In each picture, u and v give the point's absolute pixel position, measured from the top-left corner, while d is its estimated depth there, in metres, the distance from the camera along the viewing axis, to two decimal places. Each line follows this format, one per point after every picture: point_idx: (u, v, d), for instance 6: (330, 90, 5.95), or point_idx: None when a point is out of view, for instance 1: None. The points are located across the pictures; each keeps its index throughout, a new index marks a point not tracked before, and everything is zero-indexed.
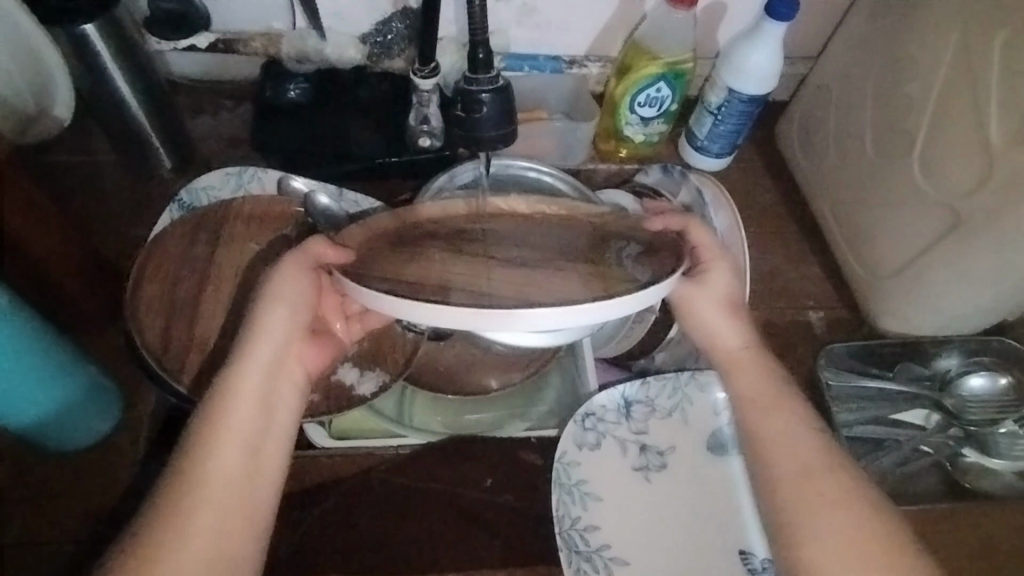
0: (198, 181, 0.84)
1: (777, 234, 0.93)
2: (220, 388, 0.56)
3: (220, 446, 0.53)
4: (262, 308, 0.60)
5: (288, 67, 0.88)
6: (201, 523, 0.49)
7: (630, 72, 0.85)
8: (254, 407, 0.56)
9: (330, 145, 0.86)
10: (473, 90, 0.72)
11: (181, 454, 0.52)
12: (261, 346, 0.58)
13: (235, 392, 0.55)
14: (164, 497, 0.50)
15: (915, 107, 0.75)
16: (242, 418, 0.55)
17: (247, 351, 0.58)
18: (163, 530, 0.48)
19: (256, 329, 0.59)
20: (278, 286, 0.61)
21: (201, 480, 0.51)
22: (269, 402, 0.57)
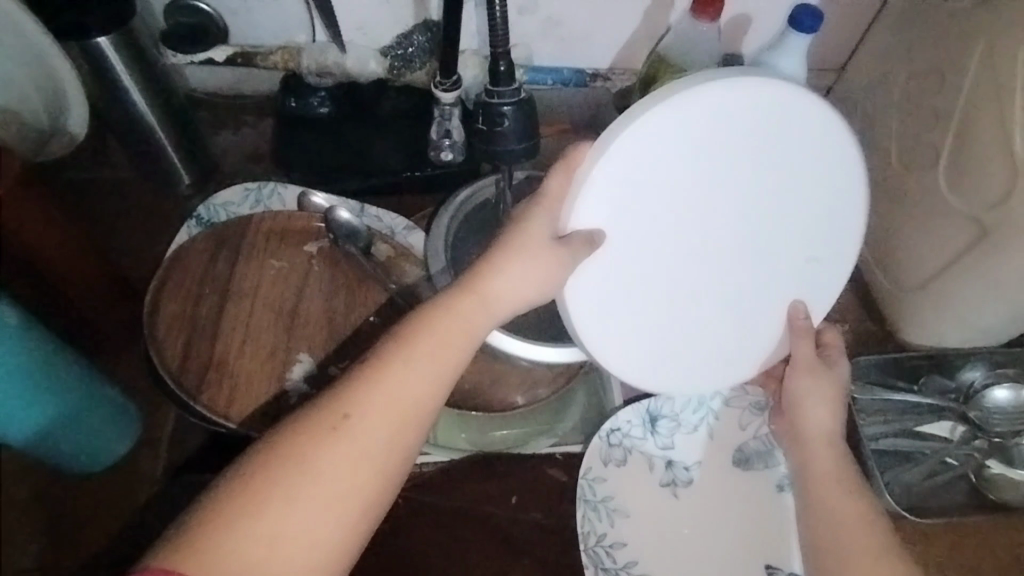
0: (217, 198, 0.83)
1: None
2: (407, 344, 0.57)
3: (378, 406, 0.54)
4: (484, 286, 0.60)
5: (309, 83, 0.86)
6: (331, 462, 0.51)
7: (653, 85, 0.85)
8: (424, 390, 0.56)
9: (354, 160, 0.85)
10: (493, 102, 0.71)
11: (345, 389, 0.54)
12: (463, 330, 0.59)
13: (406, 376, 0.55)
14: (311, 419, 0.53)
15: (940, 120, 0.75)
16: (409, 390, 0.55)
17: (450, 322, 0.59)
18: (299, 449, 0.51)
19: (466, 305, 0.59)
20: (530, 270, 0.59)
21: (351, 426, 0.53)
22: (435, 385, 0.56)
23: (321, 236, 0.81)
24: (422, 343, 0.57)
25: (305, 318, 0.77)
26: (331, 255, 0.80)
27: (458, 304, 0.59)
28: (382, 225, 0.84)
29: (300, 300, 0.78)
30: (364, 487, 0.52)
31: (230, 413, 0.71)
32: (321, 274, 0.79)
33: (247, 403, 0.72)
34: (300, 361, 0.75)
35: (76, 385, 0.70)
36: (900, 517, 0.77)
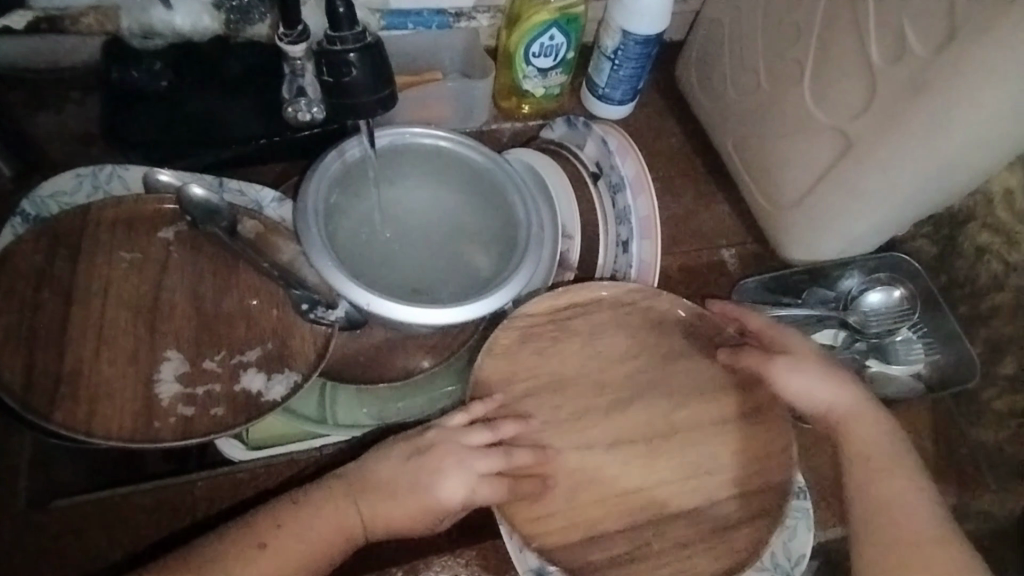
0: (43, 187, 0.72)
1: (684, 177, 0.93)
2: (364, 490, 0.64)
3: (264, 531, 0.61)
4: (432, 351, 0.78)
5: (134, 46, 0.77)
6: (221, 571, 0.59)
7: (520, 20, 0.82)
8: (342, 512, 0.63)
9: (197, 131, 0.77)
10: (336, 49, 0.59)
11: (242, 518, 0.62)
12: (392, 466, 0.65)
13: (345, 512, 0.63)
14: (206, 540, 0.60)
15: (801, 35, 0.75)
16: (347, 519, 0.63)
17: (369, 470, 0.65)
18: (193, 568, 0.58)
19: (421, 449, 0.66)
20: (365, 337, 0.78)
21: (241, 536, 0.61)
22: (351, 510, 0.63)
23: (176, 218, 0.74)
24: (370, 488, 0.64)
25: (164, 310, 0.70)
26: (190, 239, 0.74)
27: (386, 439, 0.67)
28: (246, 200, 0.78)
29: (161, 291, 0.71)
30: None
31: (91, 427, 0.65)
32: (180, 263, 0.73)
33: (109, 413, 0.65)
34: (168, 358, 0.69)
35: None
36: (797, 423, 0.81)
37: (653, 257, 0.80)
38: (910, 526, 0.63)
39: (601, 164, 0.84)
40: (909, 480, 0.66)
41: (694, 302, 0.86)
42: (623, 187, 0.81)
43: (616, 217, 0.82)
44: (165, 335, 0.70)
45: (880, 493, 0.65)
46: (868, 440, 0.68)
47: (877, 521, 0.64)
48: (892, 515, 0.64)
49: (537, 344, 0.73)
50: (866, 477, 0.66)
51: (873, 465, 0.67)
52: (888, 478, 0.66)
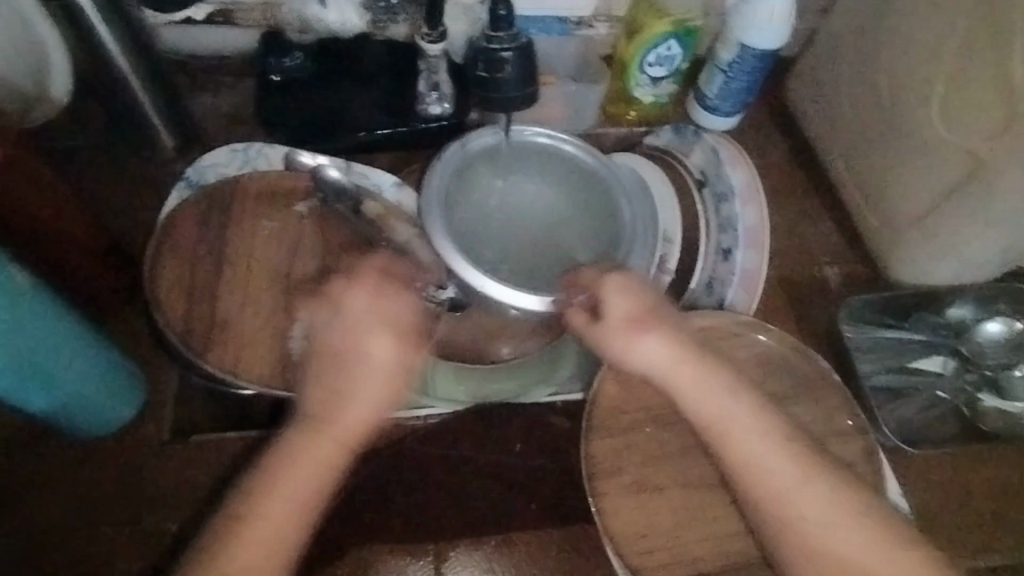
0: (204, 158, 0.82)
1: (790, 190, 0.93)
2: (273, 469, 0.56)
3: (276, 491, 0.55)
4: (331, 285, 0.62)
5: (290, 39, 0.86)
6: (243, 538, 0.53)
7: (641, 30, 0.84)
8: (321, 448, 0.57)
9: (337, 117, 0.86)
10: (493, 47, 0.66)
11: (248, 490, 0.55)
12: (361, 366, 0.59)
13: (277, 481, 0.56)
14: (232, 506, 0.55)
15: (935, 56, 0.73)
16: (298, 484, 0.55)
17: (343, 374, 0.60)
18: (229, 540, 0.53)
19: (340, 363, 0.60)
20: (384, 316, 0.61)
21: (262, 498, 0.55)
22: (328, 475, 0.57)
23: (310, 194, 0.80)
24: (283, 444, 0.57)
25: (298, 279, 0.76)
26: (319, 214, 0.79)
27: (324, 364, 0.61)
28: (368, 182, 0.83)
29: (294, 261, 0.77)
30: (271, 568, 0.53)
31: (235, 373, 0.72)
32: (311, 238, 0.78)
33: (245, 365, 0.72)
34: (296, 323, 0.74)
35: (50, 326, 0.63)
36: (899, 447, 0.79)
37: (756, 265, 0.82)
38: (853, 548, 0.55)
39: (707, 173, 0.86)
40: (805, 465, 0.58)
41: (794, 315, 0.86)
42: (731, 196, 0.83)
43: (719, 225, 0.84)
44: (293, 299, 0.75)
45: (809, 512, 0.56)
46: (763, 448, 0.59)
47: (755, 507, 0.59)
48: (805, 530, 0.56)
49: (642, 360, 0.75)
50: (762, 474, 0.59)
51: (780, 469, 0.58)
52: (781, 469, 0.58)
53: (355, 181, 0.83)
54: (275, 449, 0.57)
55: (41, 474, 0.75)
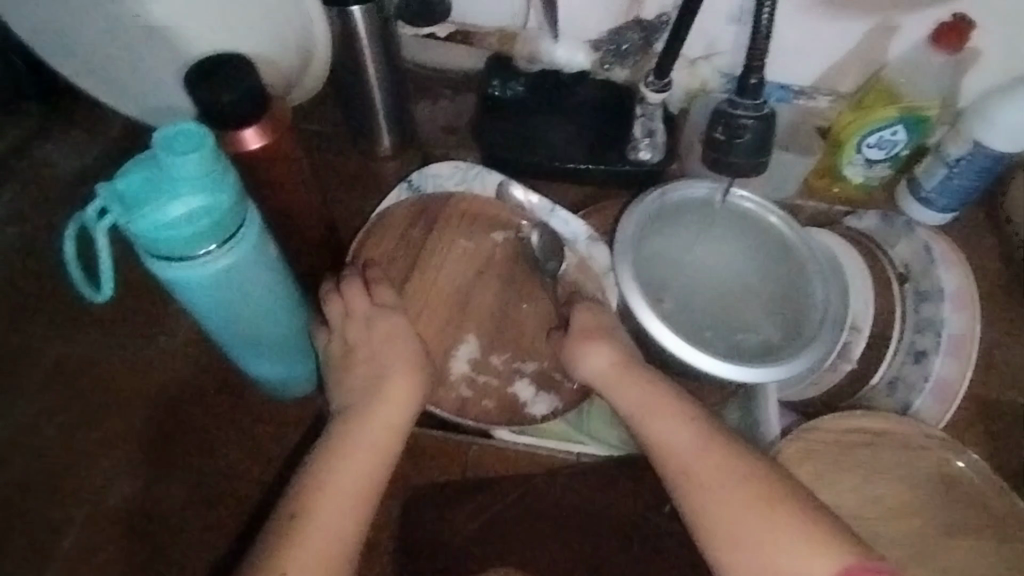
0: (429, 168, 0.85)
1: (998, 303, 0.86)
2: (335, 440, 0.59)
3: (358, 469, 0.57)
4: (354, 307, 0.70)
5: (519, 66, 0.90)
6: (328, 500, 0.54)
7: (865, 111, 0.83)
8: (377, 442, 0.60)
9: (542, 147, 0.88)
10: (735, 114, 0.67)
11: (323, 451, 0.58)
12: (391, 386, 0.64)
13: (346, 447, 0.58)
14: (316, 462, 0.57)
15: None
16: (357, 453, 0.58)
17: (383, 383, 0.64)
18: (309, 502, 0.54)
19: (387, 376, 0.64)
20: (588, 343, 0.70)
21: (336, 465, 0.57)
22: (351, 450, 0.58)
23: (509, 227, 0.85)
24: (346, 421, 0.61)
25: (483, 297, 0.80)
26: (515, 246, 0.84)
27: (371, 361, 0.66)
28: (568, 228, 0.85)
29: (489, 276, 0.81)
30: (357, 513, 0.55)
31: None
32: (502, 263, 0.83)
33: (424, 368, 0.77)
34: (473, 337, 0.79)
35: (275, 293, 0.69)
36: None
37: (955, 377, 0.77)
38: None
39: (912, 268, 0.83)
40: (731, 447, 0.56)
41: (984, 439, 0.80)
42: (937, 297, 0.79)
43: (917, 325, 0.81)
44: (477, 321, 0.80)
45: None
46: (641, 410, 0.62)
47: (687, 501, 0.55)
48: (722, 506, 0.53)
49: (821, 458, 0.74)
50: (655, 444, 0.59)
51: (677, 438, 0.58)
52: (689, 454, 0.56)
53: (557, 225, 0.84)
54: (341, 428, 0.60)
55: (221, 423, 0.82)
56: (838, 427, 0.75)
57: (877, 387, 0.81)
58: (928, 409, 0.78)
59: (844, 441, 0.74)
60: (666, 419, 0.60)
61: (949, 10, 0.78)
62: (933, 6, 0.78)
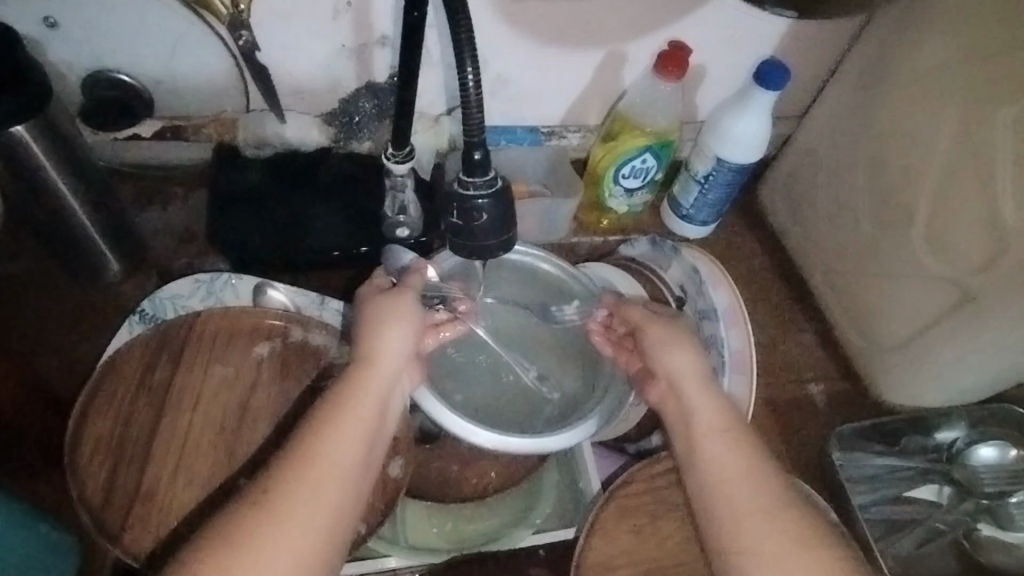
0: (165, 290, 0.77)
1: (769, 301, 0.90)
2: (336, 400, 0.61)
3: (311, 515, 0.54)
4: (375, 350, 0.64)
5: (246, 155, 0.81)
6: (288, 501, 0.55)
7: (616, 142, 0.82)
8: (322, 512, 0.55)
9: (290, 236, 0.79)
10: (468, 194, 0.62)
11: (336, 407, 0.61)
12: (345, 442, 0.59)
13: (348, 406, 0.61)
14: (314, 422, 0.59)
15: (917, 180, 0.72)
16: (359, 422, 0.60)
17: (332, 440, 0.58)
18: (210, 554, 0.52)
19: (333, 429, 0.59)
20: (676, 344, 0.70)
21: (285, 510, 0.54)
22: (365, 428, 0.61)
23: (274, 334, 0.75)
24: (359, 376, 0.63)
25: (244, 425, 0.71)
26: (283, 356, 0.74)
27: (329, 416, 0.60)
28: (342, 320, 0.79)
29: (248, 401, 0.72)
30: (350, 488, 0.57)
31: (155, 559, 0.65)
32: (269, 381, 0.73)
33: (182, 528, 0.67)
34: (240, 478, 0.69)
35: None
36: None
37: (743, 393, 0.78)
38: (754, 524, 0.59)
39: (686, 289, 0.83)
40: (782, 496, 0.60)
41: (782, 439, 0.82)
42: (713, 316, 0.80)
43: (702, 345, 0.81)
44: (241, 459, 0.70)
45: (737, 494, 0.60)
46: (710, 432, 0.65)
47: (712, 523, 0.60)
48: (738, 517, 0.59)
49: (633, 520, 0.70)
50: (709, 493, 0.62)
51: (727, 472, 0.62)
52: (749, 502, 0.60)
53: (329, 317, 0.79)
54: (345, 386, 0.62)
55: None
56: (647, 477, 0.72)
57: None
58: None
59: (659, 491, 0.71)
60: (747, 482, 0.61)
61: (664, 37, 0.79)
62: (652, 33, 0.79)
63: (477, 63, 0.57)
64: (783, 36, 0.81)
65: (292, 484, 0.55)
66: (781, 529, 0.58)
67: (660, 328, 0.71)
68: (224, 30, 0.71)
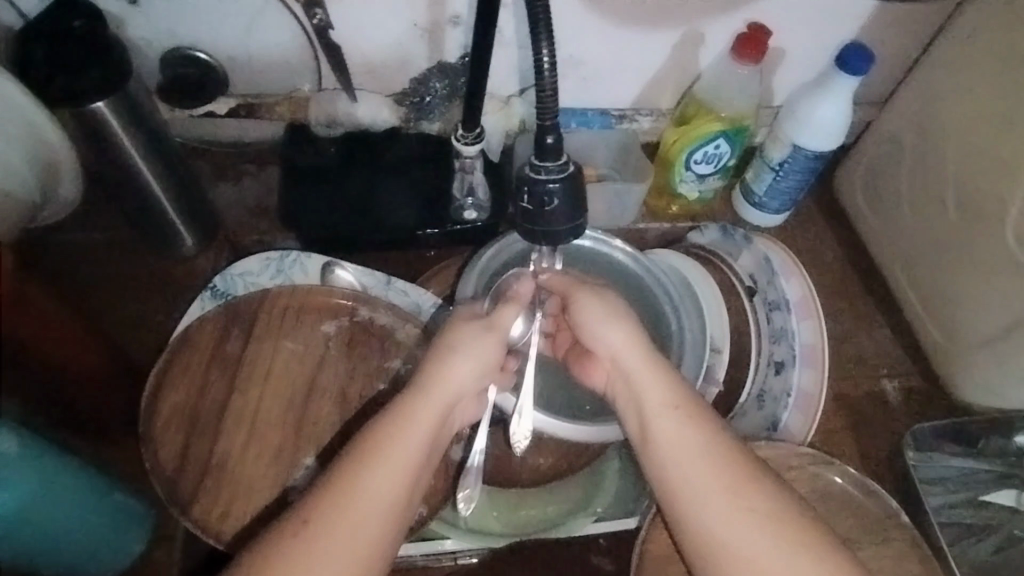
0: (235, 267, 0.77)
1: (841, 293, 0.87)
2: (387, 424, 0.58)
3: (345, 551, 0.52)
4: (433, 376, 0.60)
5: (317, 133, 0.82)
6: (326, 534, 0.52)
7: (689, 127, 0.81)
8: (357, 546, 0.53)
9: (360, 215, 0.80)
10: (539, 178, 0.58)
11: (383, 430, 0.57)
12: (383, 484, 0.55)
13: (400, 435, 0.57)
14: (361, 447, 0.56)
15: (1011, 172, 0.68)
16: (408, 454, 0.57)
17: (367, 486, 0.55)
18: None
19: (379, 460, 0.56)
20: (608, 318, 0.65)
21: (317, 545, 0.52)
22: (415, 458, 0.57)
23: (341, 313, 0.76)
24: (412, 399, 0.59)
25: (314, 401, 0.72)
26: (352, 334, 0.75)
27: (374, 450, 0.56)
28: (409, 300, 0.79)
29: (318, 377, 0.73)
30: (386, 523, 0.54)
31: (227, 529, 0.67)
32: (337, 358, 0.74)
33: (255, 499, 0.68)
34: (309, 454, 0.70)
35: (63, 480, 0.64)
36: None
37: (813, 387, 0.76)
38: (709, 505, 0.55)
39: (758, 279, 0.81)
40: (790, 523, 0.54)
41: (851, 435, 0.80)
42: (785, 307, 0.78)
43: (771, 337, 0.79)
44: (309, 435, 0.71)
45: (690, 484, 0.56)
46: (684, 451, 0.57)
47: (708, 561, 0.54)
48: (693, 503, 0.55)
49: None
50: (695, 525, 0.55)
51: (703, 486, 0.56)
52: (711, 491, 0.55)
53: (395, 297, 0.79)
54: (400, 410, 0.58)
55: None
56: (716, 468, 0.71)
57: (747, 400, 0.79)
58: (796, 418, 0.76)
59: None
60: (730, 510, 0.54)
61: (744, 19, 0.77)
62: (731, 14, 0.76)
63: (554, 43, 0.54)
64: (868, 19, 0.78)
65: (325, 517, 0.53)
66: (748, 517, 0.54)
67: (590, 300, 0.66)
68: (299, 8, 0.71)
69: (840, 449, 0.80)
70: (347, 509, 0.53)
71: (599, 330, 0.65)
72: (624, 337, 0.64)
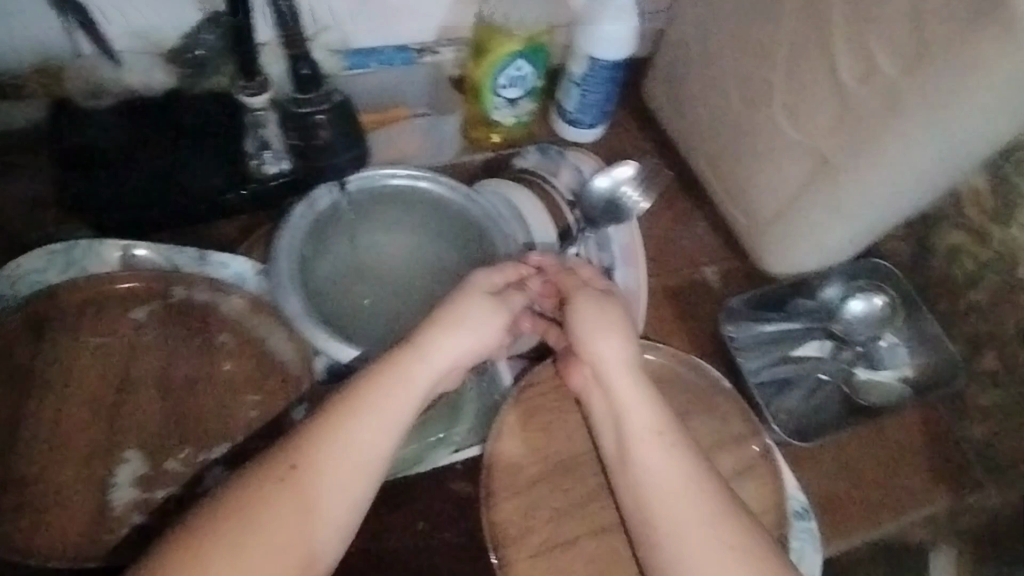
0: (16, 265, 0.69)
1: (659, 196, 0.93)
2: (352, 394, 0.62)
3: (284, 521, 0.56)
4: (416, 353, 0.65)
5: (82, 105, 0.74)
6: (277, 498, 0.57)
7: (487, 52, 0.81)
8: (294, 519, 0.56)
9: (151, 185, 0.74)
10: None
11: (348, 399, 0.62)
12: (345, 455, 0.59)
13: (368, 406, 0.62)
14: (328, 416, 0.61)
15: (768, 55, 0.75)
16: (365, 431, 0.61)
17: (337, 444, 0.60)
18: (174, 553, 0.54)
19: (345, 428, 0.60)
20: (603, 330, 0.71)
21: (263, 509, 0.56)
22: (380, 440, 0.61)
23: (151, 297, 0.72)
24: (392, 371, 0.64)
25: (130, 392, 0.68)
26: (165, 315, 0.72)
27: (342, 416, 0.61)
28: (230, 273, 0.74)
29: (132, 366, 0.69)
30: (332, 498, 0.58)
31: (49, 542, 0.62)
32: (151, 344, 0.70)
33: (75, 505, 0.64)
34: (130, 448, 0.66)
35: None
36: (790, 441, 0.81)
37: (637, 283, 0.81)
38: (678, 515, 0.61)
39: (577, 193, 0.85)
40: (753, 548, 0.60)
41: (680, 322, 0.87)
42: (601, 214, 0.84)
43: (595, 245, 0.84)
44: (127, 428, 0.67)
45: (674, 508, 0.62)
46: (665, 486, 0.63)
47: (664, 539, 0.61)
48: (674, 527, 0.61)
49: (544, 421, 0.72)
50: (662, 545, 0.61)
51: (676, 513, 0.61)
52: (685, 519, 0.61)
53: (213, 271, 0.74)
54: (370, 379, 0.63)
55: None
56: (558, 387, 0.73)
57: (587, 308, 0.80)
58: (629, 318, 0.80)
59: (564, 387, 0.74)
60: (704, 534, 0.60)
61: None
62: None
63: None
64: None
65: (275, 482, 0.57)
66: (722, 547, 0.60)
67: (591, 307, 0.71)
68: None
69: (673, 336, 0.86)
70: (302, 474, 0.58)
71: (590, 329, 0.71)
72: (622, 355, 0.70)
